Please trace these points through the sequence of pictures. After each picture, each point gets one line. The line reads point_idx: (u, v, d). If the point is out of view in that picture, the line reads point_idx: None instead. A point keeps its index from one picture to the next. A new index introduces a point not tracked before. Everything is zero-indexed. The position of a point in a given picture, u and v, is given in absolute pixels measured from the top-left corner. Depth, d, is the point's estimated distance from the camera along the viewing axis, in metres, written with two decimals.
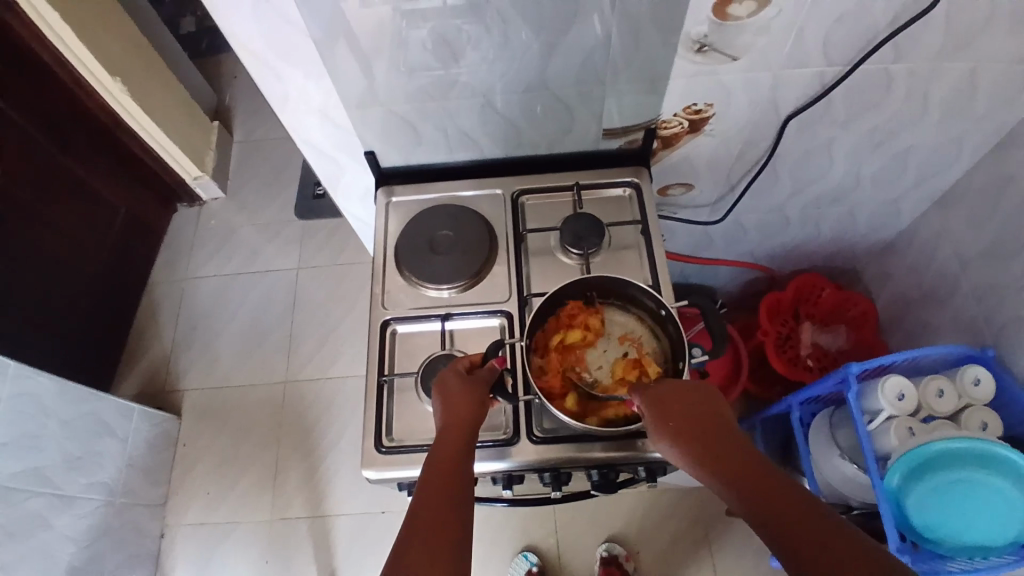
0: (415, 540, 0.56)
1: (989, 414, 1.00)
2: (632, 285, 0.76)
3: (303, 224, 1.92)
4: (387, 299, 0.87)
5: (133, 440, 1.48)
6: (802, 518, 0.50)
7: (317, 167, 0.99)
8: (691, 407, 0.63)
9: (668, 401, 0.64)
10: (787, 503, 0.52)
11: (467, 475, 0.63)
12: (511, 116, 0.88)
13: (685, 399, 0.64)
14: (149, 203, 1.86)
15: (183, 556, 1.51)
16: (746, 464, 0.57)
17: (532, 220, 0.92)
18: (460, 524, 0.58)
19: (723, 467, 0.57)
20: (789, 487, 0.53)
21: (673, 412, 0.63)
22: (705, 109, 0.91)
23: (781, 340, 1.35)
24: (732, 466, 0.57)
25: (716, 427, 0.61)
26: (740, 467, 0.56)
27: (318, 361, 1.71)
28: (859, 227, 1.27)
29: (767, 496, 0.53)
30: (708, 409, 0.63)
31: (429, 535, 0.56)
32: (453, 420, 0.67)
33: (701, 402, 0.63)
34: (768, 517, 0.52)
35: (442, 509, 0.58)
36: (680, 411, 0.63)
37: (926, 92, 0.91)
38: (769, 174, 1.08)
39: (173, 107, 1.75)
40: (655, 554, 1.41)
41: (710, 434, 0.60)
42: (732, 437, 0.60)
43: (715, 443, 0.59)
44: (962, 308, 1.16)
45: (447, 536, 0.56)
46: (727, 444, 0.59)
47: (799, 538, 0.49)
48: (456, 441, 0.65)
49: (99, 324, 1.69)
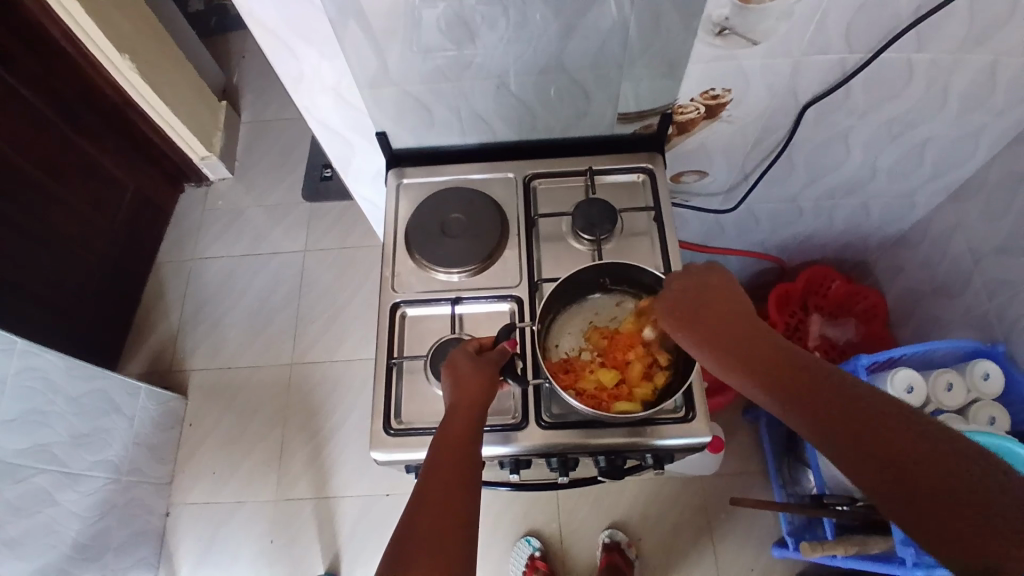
0: (424, 513, 0.57)
1: (997, 409, 0.99)
2: (644, 271, 0.75)
3: (310, 207, 1.91)
4: (398, 281, 0.87)
5: (140, 418, 1.49)
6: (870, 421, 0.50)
7: (327, 146, 0.98)
8: (724, 322, 0.63)
9: (700, 315, 0.64)
10: (851, 407, 0.51)
11: (476, 457, 0.63)
12: (525, 98, 0.87)
13: (723, 320, 0.63)
14: (156, 182, 1.86)
15: (190, 532, 1.53)
16: (799, 368, 0.56)
17: (543, 205, 0.92)
18: (467, 502, 0.58)
19: (771, 375, 0.57)
20: (850, 387, 0.52)
21: (704, 324, 0.63)
22: (722, 95, 0.89)
23: (790, 332, 1.34)
24: (784, 374, 0.56)
25: (757, 336, 0.61)
26: (792, 374, 0.56)
27: (325, 345, 1.72)
28: (872, 220, 1.26)
29: (828, 402, 0.52)
30: (738, 319, 0.63)
31: (436, 510, 0.57)
32: (461, 401, 0.67)
33: (719, 305, 0.64)
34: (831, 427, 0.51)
35: (450, 487, 0.59)
36: (716, 325, 0.63)
37: (947, 82, 0.89)
38: (785, 163, 1.07)
39: (181, 86, 1.73)
40: (658, 541, 1.42)
41: (752, 345, 0.60)
42: (776, 343, 0.59)
43: (758, 352, 0.59)
44: (974, 302, 1.15)
45: (453, 514, 0.57)
46: (773, 352, 0.58)
47: (872, 443, 0.49)
48: (465, 422, 0.65)
49: (108, 302, 1.70)
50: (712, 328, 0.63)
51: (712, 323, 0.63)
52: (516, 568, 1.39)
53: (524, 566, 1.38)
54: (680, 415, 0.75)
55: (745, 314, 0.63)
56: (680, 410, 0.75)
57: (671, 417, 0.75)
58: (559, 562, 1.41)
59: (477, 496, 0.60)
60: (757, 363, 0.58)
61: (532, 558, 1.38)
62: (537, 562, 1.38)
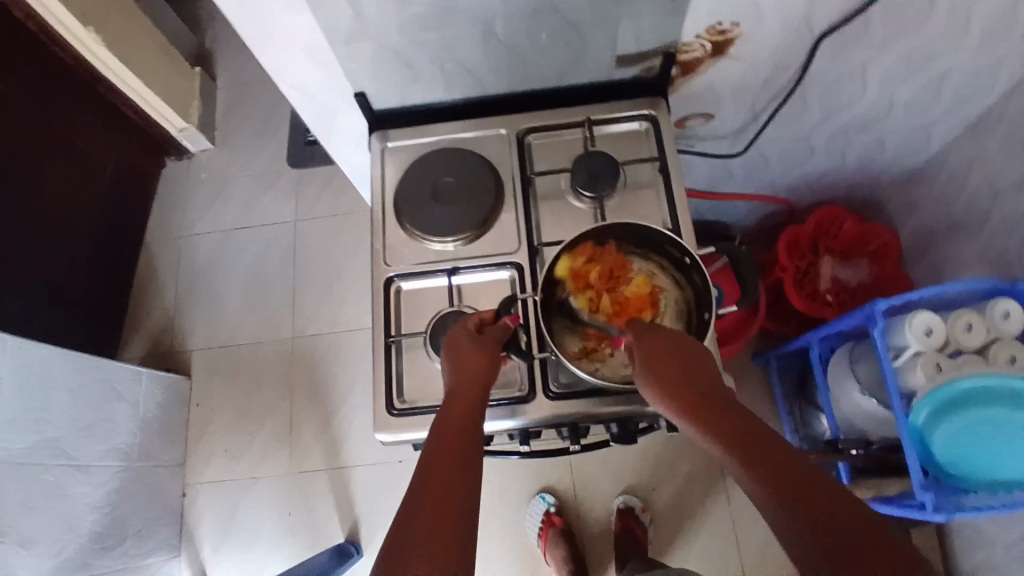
0: (426, 495, 0.53)
1: (1019, 348, 0.93)
2: (658, 234, 0.70)
3: (298, 173, 1.84)
4: (390, 254, 0.82)
5: (145, 402, 1.48)
6: (805, 487, 0.44)
7: (304, 111, 0.91)
8: (680, 353, 0.59)
9: (663, 352, 0.60)
10: (788, 467, 0.46)
11: (477, 438, 0.60)
12: (515, 46, 0.79)
13: (675, 352, 0.59)
14: (136, 159, 1.78)
15: (207, 509, 1.55)
16: (743, 423, 0.51)
17: (539, 162, 0.86)
18: (470, 483, 0.55)
19: (716, 424, 0.52)
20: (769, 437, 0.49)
21: (664, 361, 0.59)
22: (730, 29, 0.81)
23: (800, 276, 1.29)
24: (726, 426, 0.51)
25: (711, 387, 0.56)
26: (737, 426, 0.51)
27: (325, 316, 1.68)
28: (887, 155, 1.19)
29: (766, 459, 0.47)
30: (689, 354, 0.59)
31: (437, 494, 0.53)
32: (462, 381, 0.64)
33: (677, 341, 0.61)
34: (765, 484, 0.46)
35: (448, 467, 0.56)
36: (668, 354, 0.59)
37: (974, 7, 0.81)
38: (796, 101, 0.99)
39: (150, 55, 1.62)
40: (671, 489, 1.43)
41: (703, 392, 0.55)
42: (723, 397, 0.55)
43: (699, 392, 0.55)
44: (991, 240, 1.09)
45: (456, 500, 0.53)
46: (721, 402, 0.54)
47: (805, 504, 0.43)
48: (466, 403, 0.62)
49: (100, 286, 1.66)
50: (670, 365, 0.58)
51: (670, 363, 0.58)
52: (532, 524, 1.40)
53: (539, 522, 1.39)
54: None
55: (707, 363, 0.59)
56: None
57: None
58: (573, 516, 1.43)
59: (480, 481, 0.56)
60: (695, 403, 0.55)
61: (547, 514, 1.39)
62: (553, 517, 1.38)
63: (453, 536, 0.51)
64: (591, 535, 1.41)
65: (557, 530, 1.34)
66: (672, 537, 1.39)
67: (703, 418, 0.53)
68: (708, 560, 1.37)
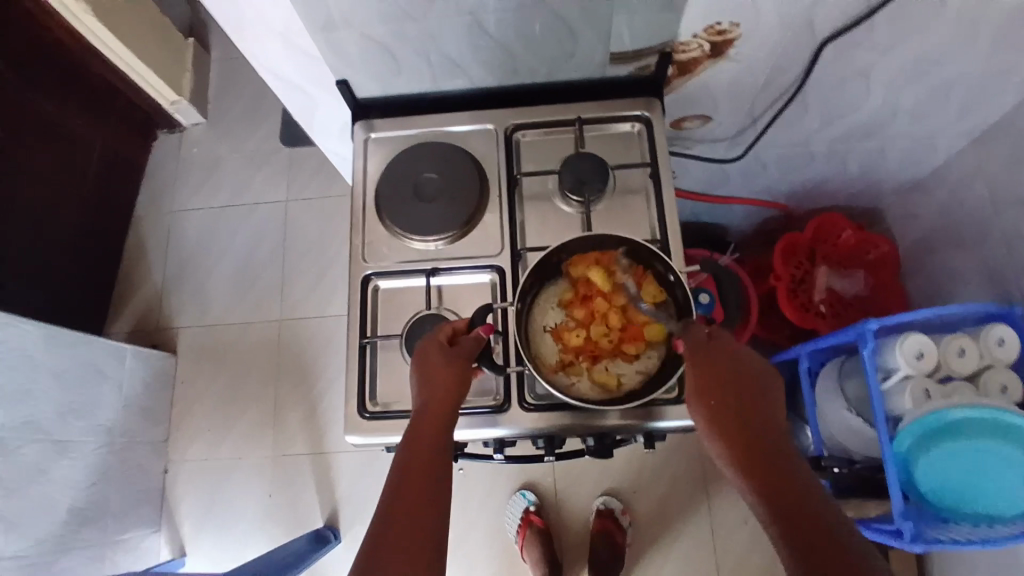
0: (393, 527, 0.53)
1: (1012, 377, 0.92)
2: (654, 254, 0.68)
3: (290, 153, 1.80)
4: (369, 251, 0.79)
5: (128, 381, 1.47)
6: (830, 545, 0.48)
7: (287, 100, 0.89)
8: (733, 374, 0.60)
9: (713, 371, 0.60)
10: (814, 522, 0.49)
11: (444, 468, 0.59)
12: (505, 39, 0.75)
13: (728, 372, 0.60)
14: (126, 131, 1.74)
15: (189, 489, 1.54)
16: (780, 465, 0.54)
17: (527, 161, 0.83)
18: (441, 512, 0.56)
19: (753, 461, 0.55)
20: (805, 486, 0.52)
21: (712, 382, 0.60)
22: (730, 30, 0.77)
23: (795, 284, 1.26)
24: (762, 464, 0.54)
25: (754, 416, 0.58)
26: (773, 467, 0.54)
27: (313, 301, 1.66)
28: (890, 165, 1.15)
29: (795, 510, 0.50)
30: (743, 377, 0.60)
31: (406, 526, 0.54)
32: (431, 403, 0.61)
33: (734, 360, 0.61)
34: (789, 536, 0.49)
35: (414, 499, 0.55)
36: (720, 373, 0.60)
37: (986, 18, 0.77)
38: (798, 106, 0.96)
39: (141, 26, 1.57)
40: (654, 491, 1.42)
41: (745, 419, 0.58)
42: (766, 428, 0.58)
43: (743, 420, 0.58)
44: (991, 258, 1.06)
45: (422, 535, 0.53)
46: (763, 434, 0.57)
47: (822, 558, 0.47)
48: (433, 429, 0.60)
49: (88, 261, 1.63)
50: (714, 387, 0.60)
51: (714, 386, 0.60)
52: (512, 519, 1.40)
53: (519, 520, 1.39)
54: (674, 396, 0.70)
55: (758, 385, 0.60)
56: (673, 391, 0.70)
57: (664, 399, 0.70)
58: (555, 514, 1.42)
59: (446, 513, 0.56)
60: (735, 431, 0.57)
61: (527, 512, 1.38)
62: (531, 516, 1.37)
63: (422, 570, 0.51)
64: (572, 534, 1.41)
65: (536, 529, 1.33)
66: (653, 540, 1.39)
67: (741, 449, 0.56)
68: (687, 564, 1.37)
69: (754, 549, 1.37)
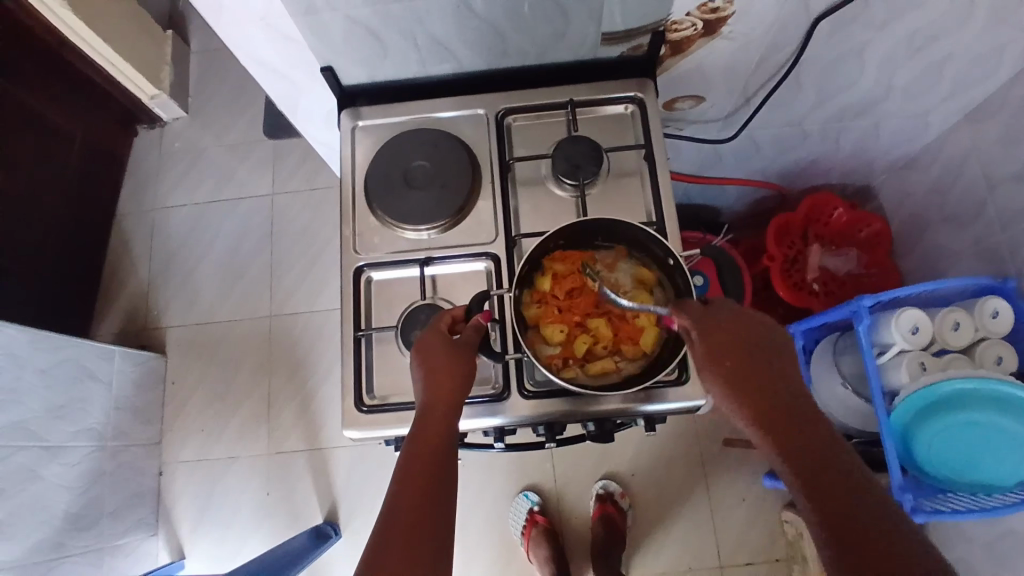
0: (396, 525, 0.52)
1: (1007, 349, 0.92)
2: (616, 221, 0.66)
3: (273, 144, 1.77)
4: (360, 242, 0.78)
5: (118, 381, 1.44)
6: (859, 502, 0.46)
7: (269, 86, 0.86)
8: (744, 333, 0.58)
9: (725, 333, 0.58)
10: (857, 501, 0.46)
11: (450, 463, 0.58)
12: (494, 20, 0.73)
13: (741, 332, 0.58)
14: (107, 127, 1.70)
15: (184, 489, 1.53)
16: (813, 438, 0.51)
17: (519, 146, 0.81)
18: (444, 511, 0.55)
19: (786, 437, 0.51)
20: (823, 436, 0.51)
21: (730, 350, 0.57)
22: (723, 7, 0.75)
23: (788, 264, 1.27)
24: (796, 441, 0.51)
25: (778, 384, 0.55)
26: (806, 444, 0.50)
27: (304, 295, 1.64)
28: (882, 142, 1.15)
29: (823, 466, 0.49)
30: (758, 335, 0.58)
31: (408, 522, 0.53)
32: (439, 394, 0.61)
33: (746, 323, 0.58)
34: (821, 502, 0.47)
35: (419, 496, 0.54)
36: (729, 333, 0.58)
37: None
38: (791, 84, 0.95)
39: (117, 17, 1.53)
40: (651, 475, 1.43)
41: (773, 392, 0.54)
42: (794, 397, 0.54)
43: (758, 375, 0.55)
44: (985, 234, 1.06)
45: (424, 531, 0.52)
46: (792, 406, 0.53)
47: (853, 515, 0.45)
48: (438, 427, 0.60)
49: (71, 261, 1.60)
50: (732, 352, 0.57)
51: (736, 345, 0.57)
52: (516, 523, 1.40)
53: (523, 521, 1.39)
54: (673, 378, 0.70)
55: (778, 352, 0.57)
56: (673, 373, 0.70)
57: (664, 381, 0.70)
58: (554, 500, 1.43)
59: (451, 513, 0.55)
60: (750, 385, 0.55)
61: (530, 513, 1.38)
62: (536, 516, 1.37)
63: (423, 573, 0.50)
64: (572, 519, 1.41)
65: (541, 529, 1.33)
66: (652, 523, 1.40)
67: (769, 409, 0.53)
68: (687, 546, 1.39)
69: (752, 528, 1.39)
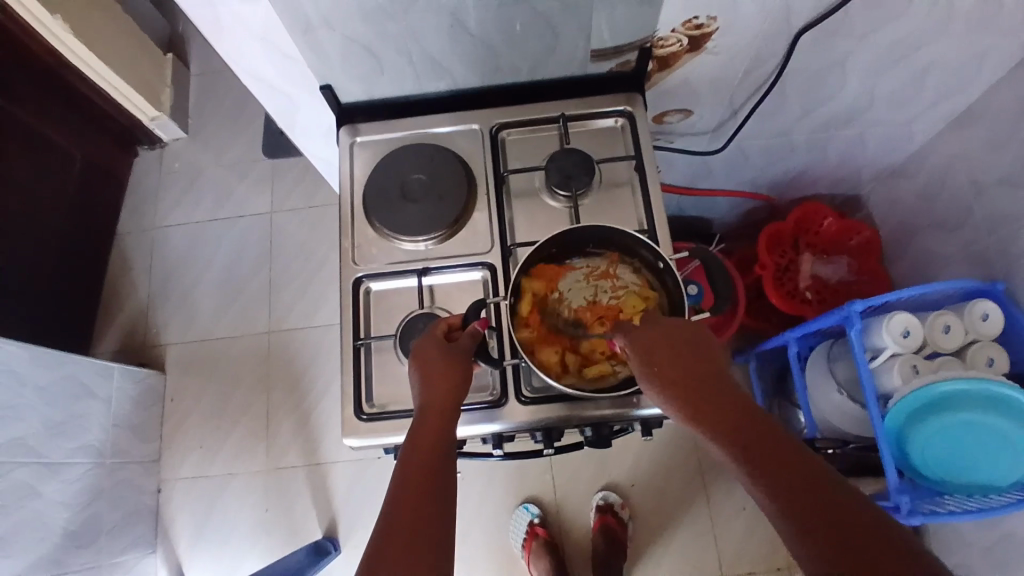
0: (394, 532, 0.53)
1: (997, 350, 0.94)
2: (606, 229, 0.69)
3: (272, 163, 1.79)
4: (359, 253, 0.80)
5: (118, 398, 1.45)
6: (821, 495, 0.47)
7: (267, 102, 0.89)
8: (683, 345, 0.59)
9: (665, 349, 0.59)
10: (830, 506, 0.46)
11: (448, 471, 0.59)
12: (487, 38, 0.76)
13: (679, 345, 0.59)
14: (107, 148, 1.72)
15: (183, 507, 1.52)
16: (776, 448, 0.50)
17: (513, 159, 0.84)
18: (444, 515, 0.55)
19: (754, 449, 0.51)
20: (775, 435, 0.51)
21: (672, 367, 0.57)
22: (707, 23, 0.78)
23: (780, 273, 1.29)
24: (760, 455, 0.50)
25: (723, 393, 0.56)
26: (773, 453, 0.50)
27: (302, 310, 1.65)
28: (867, 151, 1.18)
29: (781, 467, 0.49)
30: (696, 346, 0.59)
31: (406, 528, 0.53)
32: (436, 399, 0.62)
33: (684, 335, 0.60)
34: (787, 505, 0.47)
35: (419, 501, 0.55)
36: (669, 347, 0.59)
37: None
38: (776, 95, 0.98)
39: (119, 40, 1.56)
40: (651, 486, 1.43)
41: (732, 407, 0.54)
42: (755, 410, 0.54)
43: (703, 386, 0.56)
44: (972, 237, 1.08)
45: (424, 535, 0.53)
46: (750, 422, 0.53)
47: (817, 509, 0.46)
48: (433, 435, 0.60)
49: (70, 280, 1.61)
50: (673, 367, 0.58)
51: (677, 359, 0.58)
52: (516, 536, 1.39)
53: (523, 534, 1.38)
54: None
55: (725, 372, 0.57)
56: None
57: None
58: (555, 513, 1.43)
59: (452, 517, 0.56)
60: (697, 398, 0.55)
61: (531, 526, 1.38)
62: (536, 528, 1.37)
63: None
64: (572, 531, 1.41)
65: (541, 542, 1.33)
66: (653, 534, 1.40)
67: (718, 421, 0.53)
68: (688, 557, 1.38)
69: (753, 537, 1.38)
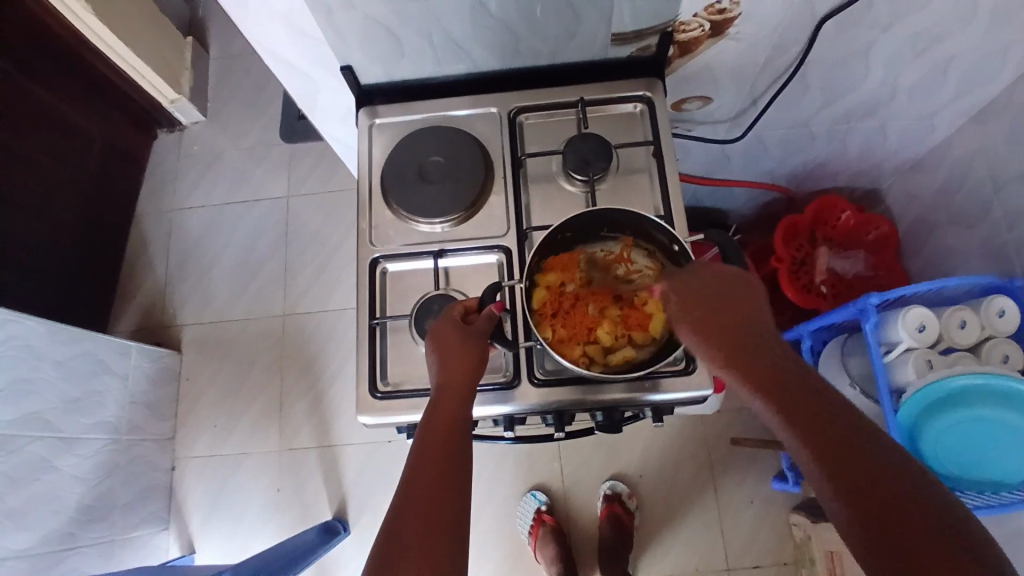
0: (411, 509, 0.54)
1: (1013, 347, 0.93)
2: (622, 211, 0.68)
3: (289, 148, 1.81)
4: (376, 234, 0.80)
5: (134, 376, 1.47)
6: (855, 445, 0.47)
7: (289, 85, 0.90)
8: (722, 295, 0.58)
9: (704, 300, 0.59)
10: (864, 456, 0.46)
11: (465, 452, 0.59)
12: (508, 21, 0.76)
13: (718, 296, 0.59)
14: (126, 129, 1.74)
15: (196, 485, 1.55)
16: (812, 398, 0.50)
17: (530, 143, 0.84)
18: (458, 496, 0.56)
19: (789, 403, 0.50)
20: (813, 386, 0.51)
21: (710, 317, 0.57)
22: (730, 9, 0.77)
23: (796, 266, 1.28)
24: (797, 404, 0.50)
25: (761, 342, 0.55)
26: (807, 406, 0.50)
27: (316, 294, 1.67)
28: (888, 144, 1.16)
29: (816, 416, 0.49)
30: (737, 296, 0.58)
31: (422, 505, 0.54)
32: (451, 379, 0.63)
33: (724, 285, 0.59)
34: (818, 453, 0.47)
35: (435, 480, 0.56)
36: (707, 297, 0.59)
37: None
38: (797, 84, 0.96)
39: (138, 22, 1.58)
40: (658, 476, 1.43)
41: (771, 357, 0.54)
42: (795, 361, 0.54)
43: (741, 336, 0.56)
44: (992, 234, 1.07)
45: (438, 513, 0.54)
46: (788, 370, 0.53)
47: (847, 458, 0.46)
48: (446, 418, 0.61)
49: (89, 260, 1.64)
50: (711, 317, 0.57)
51: (715, 309, 0.58)
52: (523, 522, 1.40)
53: (530, 521, 1.39)
54: (680, 368, 0.71)
55: (765, 321, 0.57)
56: (680, 363, 0.71)
57: (670, 371, 0.71)
58: (562, 501, 1.43)
59: (466, 498, 0.56)
60: (733, 347, 0.55)
61: (538, 512, 1.39)
62: (543, 515, 1.38)
63: (437, 555, 0.51)
64: (579, 519, 1.42)
65: (548, 528, 1.34)
66: (659, 524, 1.40)
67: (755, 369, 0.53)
68: (693, 548, 1.38)
69: (760, 531, 1.38)
